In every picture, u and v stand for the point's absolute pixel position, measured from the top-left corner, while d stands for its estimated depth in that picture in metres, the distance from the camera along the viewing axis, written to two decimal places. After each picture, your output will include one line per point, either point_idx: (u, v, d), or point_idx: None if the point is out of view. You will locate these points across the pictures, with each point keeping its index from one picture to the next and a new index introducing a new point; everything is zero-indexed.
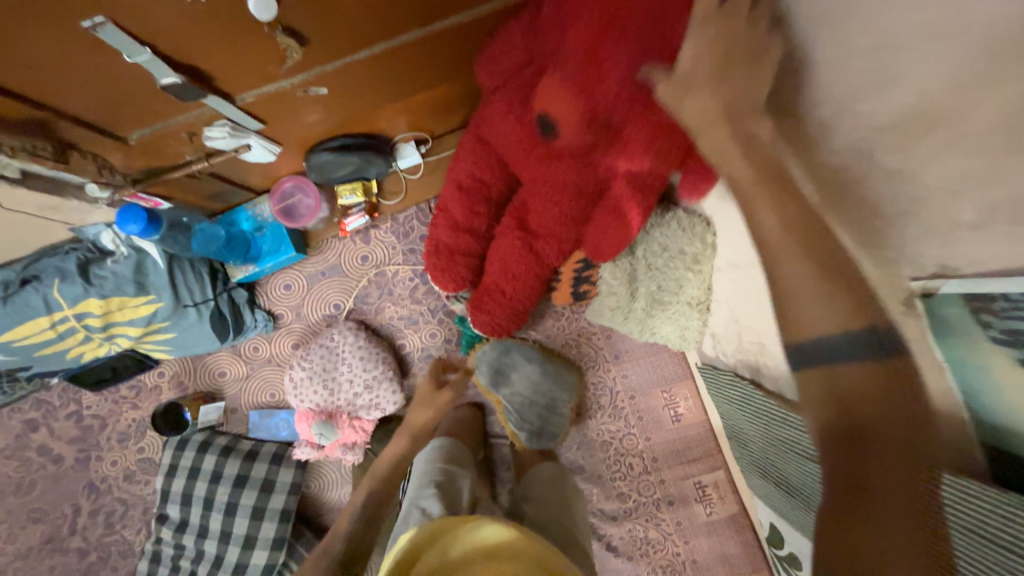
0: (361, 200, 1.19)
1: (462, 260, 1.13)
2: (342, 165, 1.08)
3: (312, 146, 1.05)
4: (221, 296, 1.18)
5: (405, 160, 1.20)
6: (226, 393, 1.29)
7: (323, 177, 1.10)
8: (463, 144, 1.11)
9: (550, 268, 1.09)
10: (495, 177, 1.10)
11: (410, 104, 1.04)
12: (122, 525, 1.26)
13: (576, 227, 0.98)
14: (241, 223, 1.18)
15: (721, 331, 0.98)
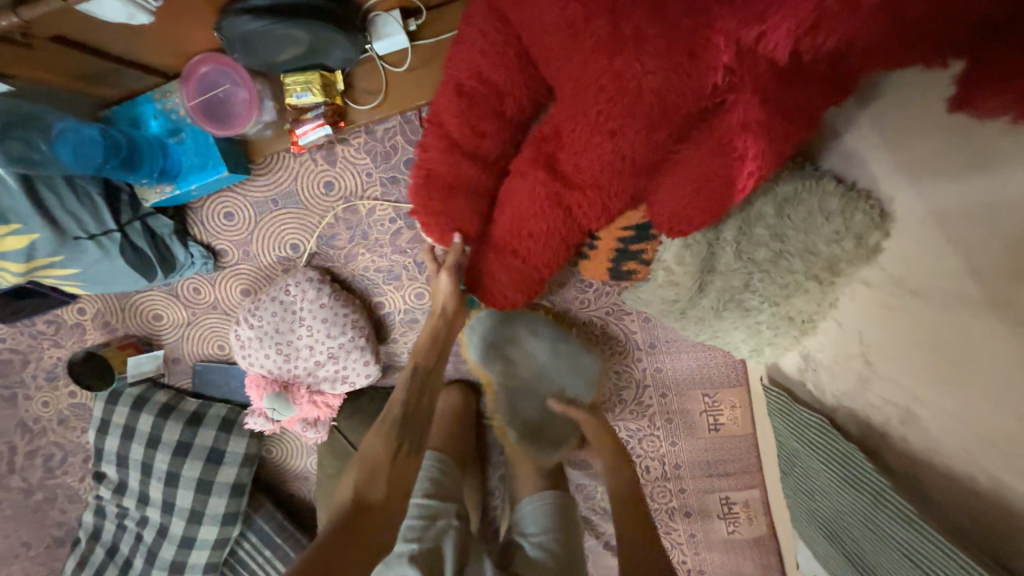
0: (318, 101, 0.80)
1: (462, 199, 0.75)
2: (282, 42, 0.69)
3: (225, 6, 0.65)
4: (130, 226, 0.86)
5: (385, 40, 0.80)
6: (165, 341, 1.05)
7: (256, 59, 0.72)
8: (467, 17, 0.70)
9: (584, 231, 0.71)
10: (512, 80, 0.69)
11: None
12: (64, 470, 1.12)
13: (637, 176, 0.56)
14: (147, 123, 0.82)
15: (827, 361, 0.67)
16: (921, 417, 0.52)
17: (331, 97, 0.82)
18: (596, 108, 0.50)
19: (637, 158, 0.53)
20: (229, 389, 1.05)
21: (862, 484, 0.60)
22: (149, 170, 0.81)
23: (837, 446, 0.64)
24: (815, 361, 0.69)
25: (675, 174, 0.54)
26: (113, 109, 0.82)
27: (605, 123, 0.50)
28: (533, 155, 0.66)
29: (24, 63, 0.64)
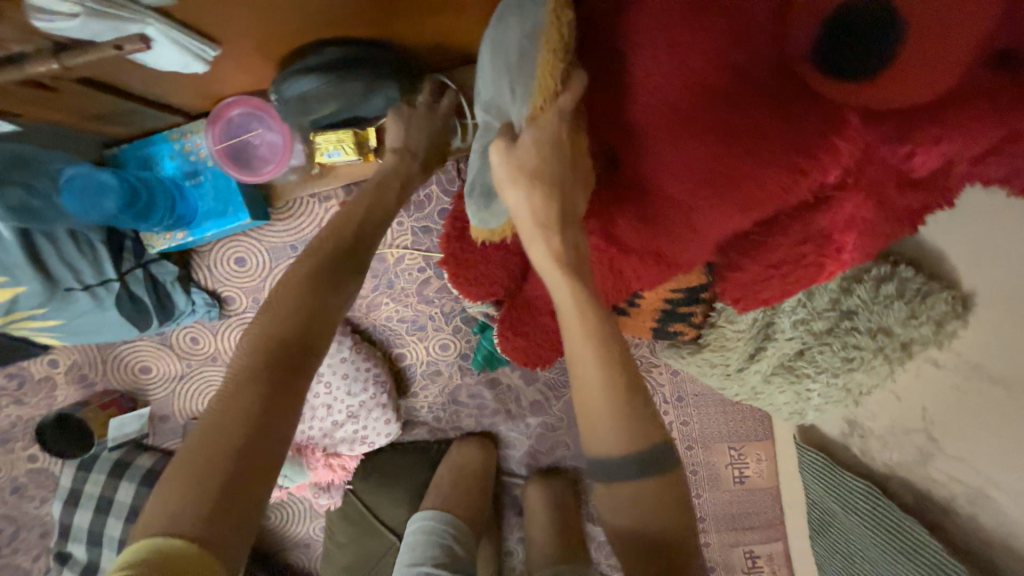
0: (350, 160, 0.74)
1: (499, 258, 0.73)
2: (335, 98, 0.64)
3: (284, 65, 0.62)
4: (132, 274, 0.77)
5: None
6: (152, 397, 0.94)
7: (301, 116, 0.66)
8: None
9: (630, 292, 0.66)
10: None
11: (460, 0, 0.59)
12: (12, 548, 0.96)
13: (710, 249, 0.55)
14: (162, 164, 0.74)
15: (879, 430, 0.68)
16: (997, 499, 0.53)
17: (363, 154, 0.75)
18: (680, 193, 0.48)
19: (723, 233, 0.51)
20: None
21: (927, 564, 0.59)
22: (161, 215, 0.71)
23: (909, 532, 0.62)
24: (865, 429, 0.71)
25: (752, 255, 0.54)
26: (123, 147, 0.74)
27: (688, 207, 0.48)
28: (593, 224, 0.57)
29: (38, 104, 0.57)
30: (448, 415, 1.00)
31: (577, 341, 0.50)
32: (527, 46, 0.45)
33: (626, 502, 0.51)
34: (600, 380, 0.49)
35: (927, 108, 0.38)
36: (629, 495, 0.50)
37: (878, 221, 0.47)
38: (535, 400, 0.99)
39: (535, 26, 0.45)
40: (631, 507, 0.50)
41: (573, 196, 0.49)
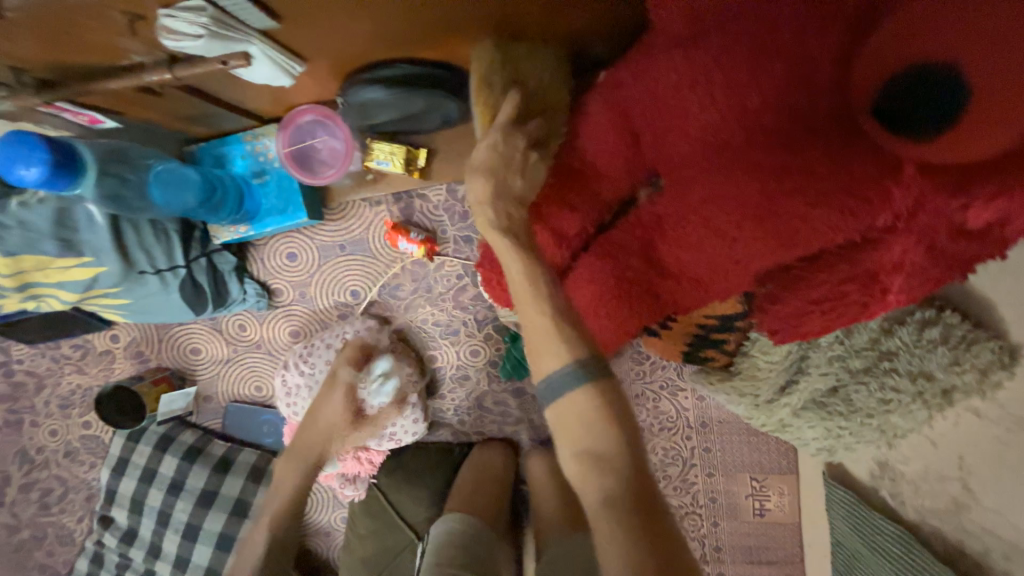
0: (397, 171, 0.81)
1: None
2: (394, 109, 0.68)
3: (353, 73, 0.66)
4: (196, 262, 0.82)
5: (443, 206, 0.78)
6: (199, 378, 1.00)
7: (361, 119, 0.71)
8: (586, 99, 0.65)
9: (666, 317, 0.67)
10: (610, 166, 0.61)
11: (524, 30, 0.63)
12: (60, 508, 1.03)
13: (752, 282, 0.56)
14: (234, 163, 0.80)
15: (912, 475, 0.67)
16: None
17: (409, 168, 0.82)
18: (721, 220, 0.51)
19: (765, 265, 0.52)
20: (261, 434, 0.99)
21: None
22: (228, 210, 0.78)
23: None
24: (897, 472, 0.70)
25: (795, 290, 0.55)
26: (201, 145, 0.80)
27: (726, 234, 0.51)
28: (626, 240, 0.59)
29: (140, 106, 0.63)
30: (472, 418, 1.03)
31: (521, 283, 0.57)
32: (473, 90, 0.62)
33: (572, 418, 0.55)
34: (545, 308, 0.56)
35: (988, 163, 0.38)
36: (570, 411, 0.55)
37: (929, 268, 0.47)
38: None
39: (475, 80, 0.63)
40: (574, 430, 0.55)
41: (512, 183, 0.59)
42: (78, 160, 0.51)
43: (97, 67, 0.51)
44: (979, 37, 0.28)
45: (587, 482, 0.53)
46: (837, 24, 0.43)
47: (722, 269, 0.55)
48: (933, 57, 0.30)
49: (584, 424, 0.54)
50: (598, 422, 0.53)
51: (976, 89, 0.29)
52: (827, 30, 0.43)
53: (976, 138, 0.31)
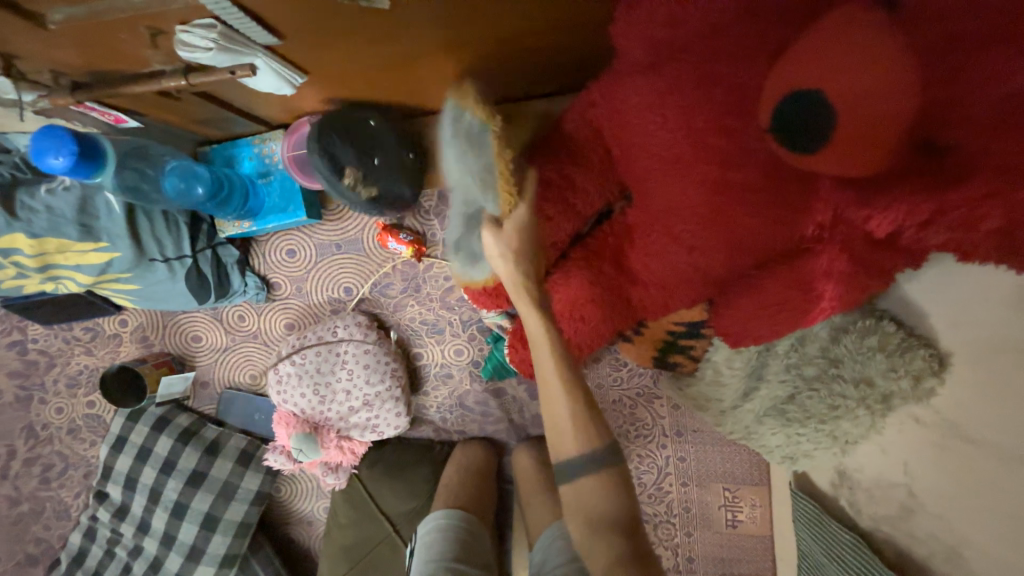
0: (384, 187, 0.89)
1: None
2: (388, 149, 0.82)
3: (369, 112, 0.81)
4: (202, 254, 0.89)
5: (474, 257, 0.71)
6: (199, 364, 1.06)
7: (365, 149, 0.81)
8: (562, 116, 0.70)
9: (634, 320, 0.72)
10: (586, 175, 0.67)
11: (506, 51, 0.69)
12: (59, 483, 1.08)
13: (702, 285, 0.62)
14: (241, 164, 0.87)
15: (866, 483, 0.70)
16: (968, 560, 0.53)
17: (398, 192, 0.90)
18: (679, 228, 0.58)
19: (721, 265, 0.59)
20: (253, 420, 1.04)
21: None
22: (234, 206, 0.84)
23: None
24: (853, 480, 0.72)
25: (748, 293, 0.59)
26: (213, 147, 0.88)
27: (680, 239, 0.58)
28: (603, 244, 0.69)
29: (161, 109, 0.71)
30: (454, 417, 1.06)
31: (544, 361, 0.64)
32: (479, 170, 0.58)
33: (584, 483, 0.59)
34: (567, 388, 0.62)
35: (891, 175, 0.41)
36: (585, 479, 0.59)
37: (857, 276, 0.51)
38: (537, 414, 1.05)
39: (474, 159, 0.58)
40: (585, 495, 0.59)
41: (529, 257, 0.65)
42: (100, 154, 0.57)
43: (125, 72, 0.58)
44: (839, 72, 0.36)
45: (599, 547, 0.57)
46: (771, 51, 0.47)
47: (679, 272, 0.62)
48: (799, 85, 0.38)
49: (593, 492, 0.59)
50: (607, 479, 0.59)
51: (842, 106, 0.36)
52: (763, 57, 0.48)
53: (853, 148, 0.37)
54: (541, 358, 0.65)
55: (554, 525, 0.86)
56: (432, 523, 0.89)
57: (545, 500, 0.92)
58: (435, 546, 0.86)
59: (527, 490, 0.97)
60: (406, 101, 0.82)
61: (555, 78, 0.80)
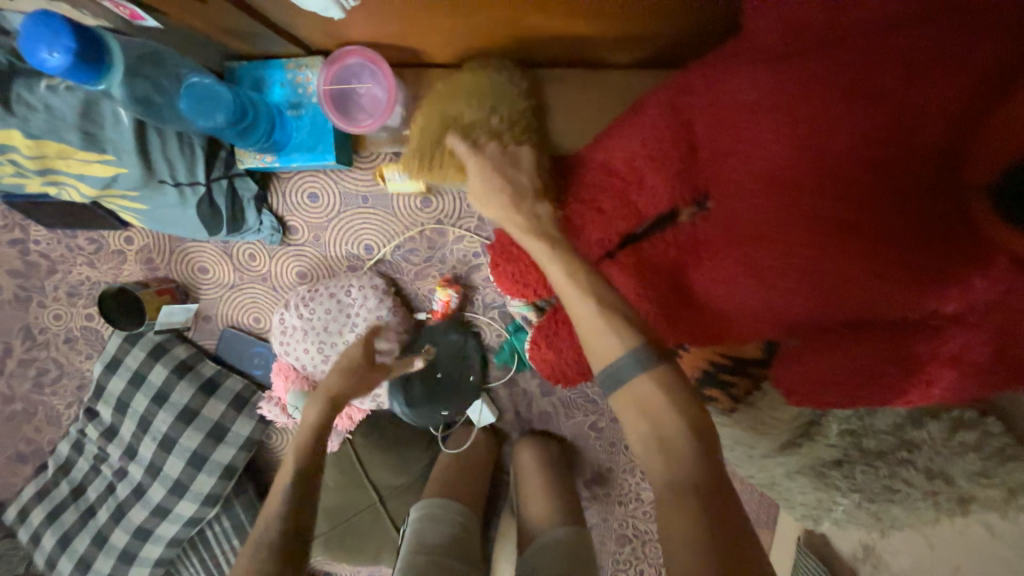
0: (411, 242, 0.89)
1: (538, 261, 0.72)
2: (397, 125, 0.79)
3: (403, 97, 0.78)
4: (217, 183, 0.80)
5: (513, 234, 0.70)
6: (202, 296, 1.00)
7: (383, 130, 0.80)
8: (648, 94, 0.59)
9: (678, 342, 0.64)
10: (663, 177, 0.55)
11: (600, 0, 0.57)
12: (53, 390, 1.06)
13: (780, 331, 0.52)
14: (272, 90, 0.77)
15: (897, 569, 0.63)
16: None
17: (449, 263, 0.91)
18: (765, 263, 0.48)
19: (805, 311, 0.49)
20: (251, 364, 1.00)
21: None
22: (257, 137, 0.74)
23: None
24: (880, 560, 0.66)
25: (832, 355, 0.49)
26: (242, 64, 0.77)
27: (762, 276, 0.49)
28: (661, 254, 0.59)
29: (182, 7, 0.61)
30: None
31: (567, 272, 0.58)
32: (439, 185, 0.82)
33: (634, 410, 0.51)
34: (597, 306, 0.55)
35: None
36: (635, 402, 0.52)
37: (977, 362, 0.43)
38: (545, 411, 1.00)
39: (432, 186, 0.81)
40: (636, 416, 0.51)
41: (519, 180, 0.65)
42: (92, 40, 0.50)
43: None
44: None
45: (652, 467, 0.49)
46: (961, 75, 0.37)
47: (755, 312, 0.53)
48: None
49: (654, 422, 0.50)
50: (667, 408, 0.50)
51: None
52: (952, 82, 0.37)
53: None
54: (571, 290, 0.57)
55: (544, 537, 0.82)
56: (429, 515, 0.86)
57: (539, 505, 0.88)
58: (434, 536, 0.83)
59: (522, 488, 0.92)
60: (467, 43, 0.70)
61: (646, 43, 0.66)
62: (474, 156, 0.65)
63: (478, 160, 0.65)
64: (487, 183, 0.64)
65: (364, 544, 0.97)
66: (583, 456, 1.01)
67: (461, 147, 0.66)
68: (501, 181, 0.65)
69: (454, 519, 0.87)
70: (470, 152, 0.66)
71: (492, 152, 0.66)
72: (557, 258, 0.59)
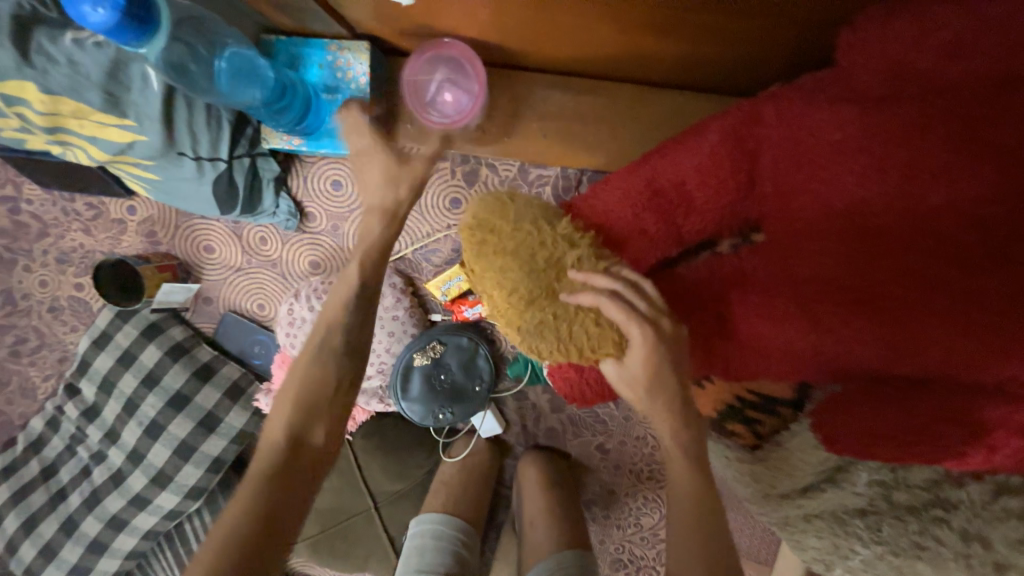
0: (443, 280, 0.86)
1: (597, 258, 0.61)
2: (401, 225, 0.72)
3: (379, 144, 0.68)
4: (238, 161, 0.75)
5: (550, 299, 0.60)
6: (205, 277, 0.95)
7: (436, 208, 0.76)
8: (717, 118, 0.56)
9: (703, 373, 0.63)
10: (715, 200, 0.54)
11: (681, 10, 0.54)
12: (30, 360, 0.99)
13: (821, 372, 0.52)
14: (309, 70, 0.73)
15: None
16: None
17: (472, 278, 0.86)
18: (831, 306, 0.47)
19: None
20: (250, 352, 0.95)
21: None
22: (289, 118, 0.70)
23: None
24: None
25: (886, 408, 0.48)
26: (279, 38, 0.73)
27: (820, 321, 0.47)
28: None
29: None
30: None
31: (649, 388, 0.55)
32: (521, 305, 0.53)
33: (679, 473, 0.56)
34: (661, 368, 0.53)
35: None
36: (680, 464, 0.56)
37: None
38: (552, 427, 0.97)
39: (544, 322, 0.54)
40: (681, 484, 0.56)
41: (672, 381, 0.54)
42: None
43: None
44: None
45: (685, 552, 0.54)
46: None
47: (796, 355, 0.52)
48: None
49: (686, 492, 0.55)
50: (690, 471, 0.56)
51: None
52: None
53: None
54: (634, 366, 0.54)
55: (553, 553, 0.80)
56: (432, 530, 0.84)
57: (547, 525, 0.85)
58: (433, 554, 0.81)
59: (528, 505, 0.90)
60: (524, 44, 0.67)
61: (710, 59, 0.63)
62: (503, 249, 0.53)
63: (621, 311, 0.51)
64: (656, 379, 0.54)
65: (354, 549, 0.93)
66: (588, 475, 0.99)
67: (615, 313, 0.52)
68: (531, 266, 0.53)
69: (456, 530, 0.85)
70: (620, 300, 0.52)
71: (632, 297, 0.52)
72: (665, 413, 0.55)
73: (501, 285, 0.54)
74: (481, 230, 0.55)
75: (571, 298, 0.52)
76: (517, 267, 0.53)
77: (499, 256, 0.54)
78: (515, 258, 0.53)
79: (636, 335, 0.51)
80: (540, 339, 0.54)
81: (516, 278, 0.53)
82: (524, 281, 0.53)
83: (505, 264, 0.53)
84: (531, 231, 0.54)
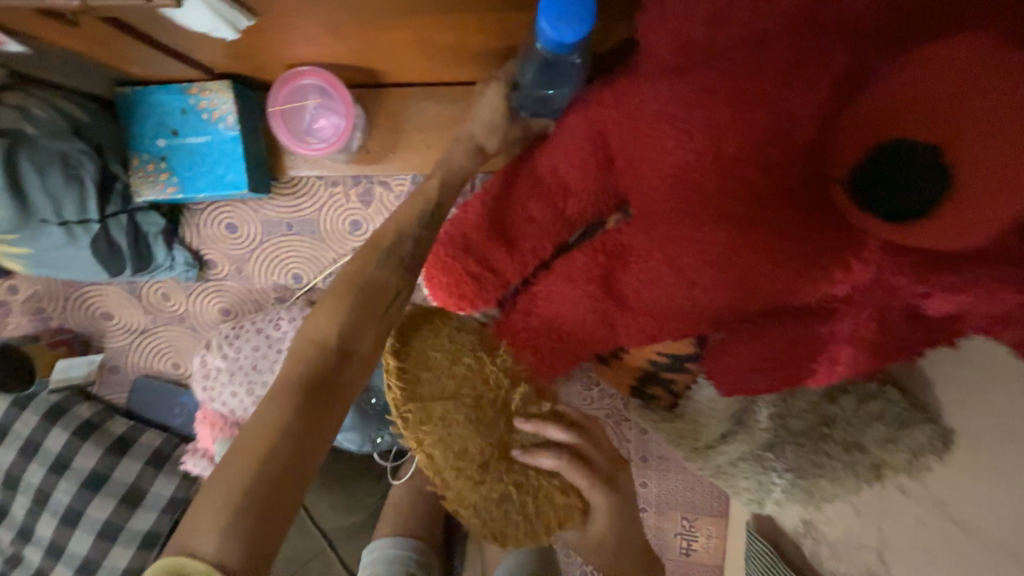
0: None
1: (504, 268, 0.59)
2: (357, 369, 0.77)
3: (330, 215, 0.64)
4: (114, 219, 0.73)
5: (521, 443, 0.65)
6: (108, 345, 0.91)
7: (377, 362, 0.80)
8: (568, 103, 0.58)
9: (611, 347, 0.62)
10: (581, 179, 0.55)
11: (510, 9, 0.57)
12: None
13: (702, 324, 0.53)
14: (173, 114, 0.71)
15: (834, 538, 0.68)
16: None
17: None
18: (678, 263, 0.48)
19: (936, 145, 0.28)
20: (172, 414, 0.91)
21: None
22: None
23: None
24: (819, 532, 0.71)
25: (759, 342, 0.51)
26: (135, 89, 0.71)
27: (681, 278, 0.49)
28: (590, 264, 0.54)
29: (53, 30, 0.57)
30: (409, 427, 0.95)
31: (601, 529, 0.66)
32: (479, 479, 0.60)
33: None
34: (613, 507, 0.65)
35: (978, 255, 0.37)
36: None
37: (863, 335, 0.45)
38: None
39: (504, 492, 0.61)
40: None
41: (627, 527, 0.67)
42: None
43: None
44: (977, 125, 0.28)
45: None
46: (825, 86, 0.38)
47: (673, 310, 0.52)
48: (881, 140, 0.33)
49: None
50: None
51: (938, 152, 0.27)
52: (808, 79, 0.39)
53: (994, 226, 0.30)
54: (593, 513, 0.65)
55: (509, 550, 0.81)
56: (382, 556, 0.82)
57: None
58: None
59: None
60: (385, 62, 0.69)
61: None
62: (453, 412, 0.60)
63: (582, 474, 0.63)
64: (612, 530, 0.66)
65: None
66: None
67: (575, 476, 0.63)
68: (478, 429, 0.60)
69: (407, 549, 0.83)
70: (568, 453, 0.63)
71: (576, 447, 0.64)
72: (618, 552, 0.68)
73: (445, 443, 0.59)
74: (420, 389, 0.60)
75: (525, 453, 0.63)
76: (474, 443, 0.61)
77: (437, 410, 0.59)
78: (461, 412, 0.60)
79: (594, 494, 0.64)
80: (500, 510, 0.61)
81: (464, 436, 0.60)
82: (479, 451, 0.60)
83: (461, 435, 0.60)
84: (475, 382, 0.61)
